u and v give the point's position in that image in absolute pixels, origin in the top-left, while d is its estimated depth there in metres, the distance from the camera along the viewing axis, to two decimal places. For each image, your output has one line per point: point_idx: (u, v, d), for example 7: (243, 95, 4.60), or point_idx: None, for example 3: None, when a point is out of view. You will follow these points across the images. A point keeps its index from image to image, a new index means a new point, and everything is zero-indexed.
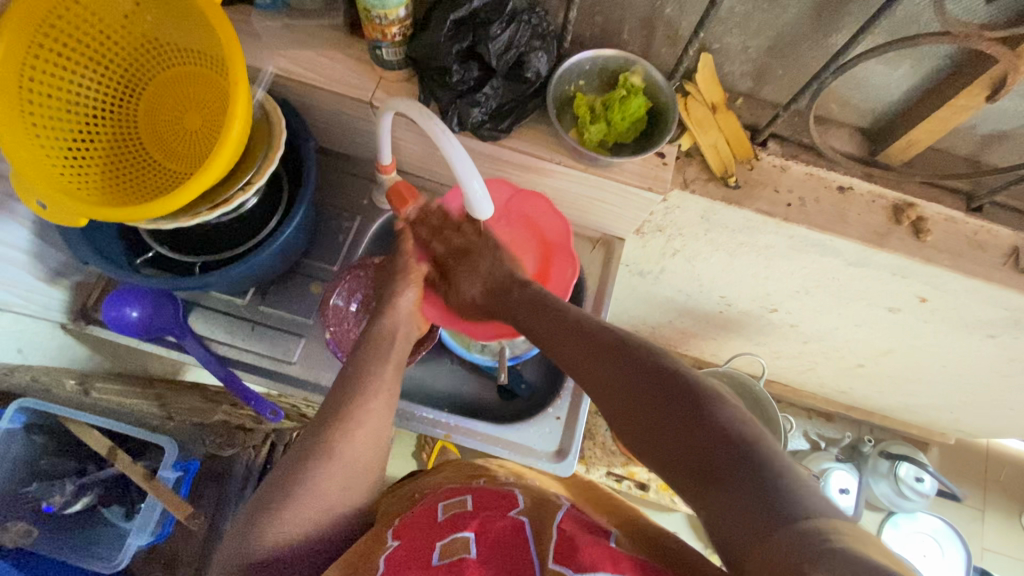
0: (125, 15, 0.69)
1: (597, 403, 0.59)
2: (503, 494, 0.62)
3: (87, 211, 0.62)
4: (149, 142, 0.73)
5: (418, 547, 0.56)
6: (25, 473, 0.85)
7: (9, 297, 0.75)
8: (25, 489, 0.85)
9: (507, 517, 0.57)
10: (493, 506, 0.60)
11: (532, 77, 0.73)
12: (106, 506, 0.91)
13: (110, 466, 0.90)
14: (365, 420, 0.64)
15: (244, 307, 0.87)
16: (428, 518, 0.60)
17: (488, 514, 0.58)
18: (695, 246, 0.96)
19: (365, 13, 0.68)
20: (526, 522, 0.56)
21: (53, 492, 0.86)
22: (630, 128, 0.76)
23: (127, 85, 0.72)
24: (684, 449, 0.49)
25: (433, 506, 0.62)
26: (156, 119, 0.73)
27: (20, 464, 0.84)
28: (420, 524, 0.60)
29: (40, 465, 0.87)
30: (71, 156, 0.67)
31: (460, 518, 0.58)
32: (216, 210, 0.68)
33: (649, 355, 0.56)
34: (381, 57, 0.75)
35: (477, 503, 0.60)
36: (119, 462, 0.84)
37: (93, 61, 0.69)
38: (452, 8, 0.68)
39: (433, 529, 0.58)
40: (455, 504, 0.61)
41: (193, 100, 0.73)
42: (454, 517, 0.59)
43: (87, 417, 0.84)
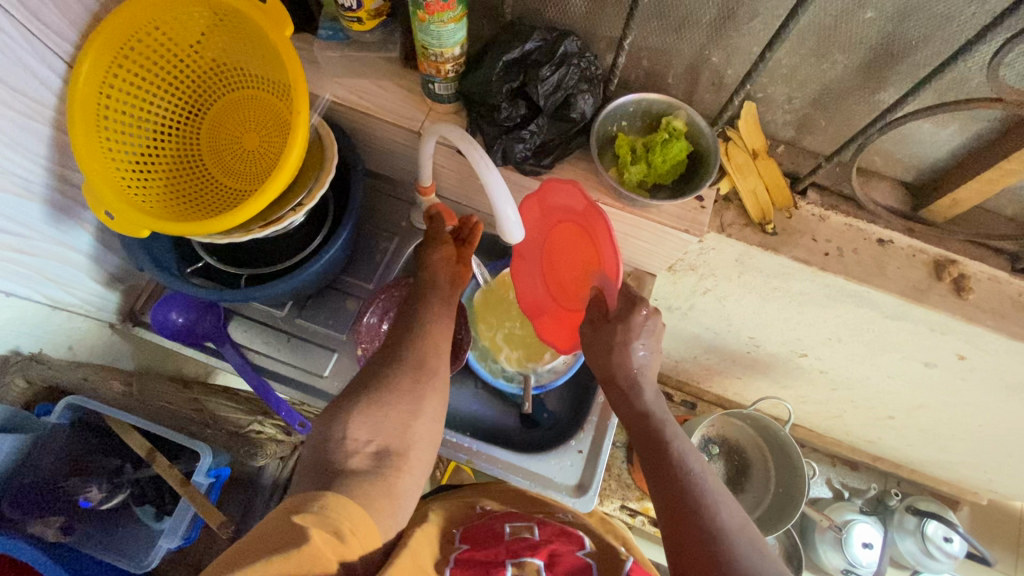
0: (198, 41, 0.74)
1: (665, 550, 0.60)
2: (566, 531, 0.71)
3: (151, 224, 0.66)
4: (207, 157, 0.77)
5: (486, 556, 0.64)
6: (64, 467, 0.86)
7: (66, 295, 0.80)
8: (63, 484, 0.85)
9: (576, 555, 0.66)
10: (563, 541, 0.68)
11: (576, 118, 0.75)
12: (139, 504, 0.93)
13: (146, 467, 0.93)
14: (424, 356, 0.69)
15: (282, 318, 0.90)
16: (494, 537, 0.69)
17: (556, 544, 0.67)
18: (727, 286, 0.96)
19: (421, 50, 0.71)
20: (594, 564, 0.65)
21: (91, 488, 0.88)
22: (670, 171, 0.77)
23: (194, 104, 0.76)
24: None
25: (498, 527, 0.71)
26: (215, 136, 0.77)
27: (62, 457, 0.86)
28: (486, 540, 0.68)
29: (80, 459, 0.88)
30: (137, 169, 0.71)
31: (529, 540, 0.67)
32: (267, 228, 0.71)
33: (730, 536, 0.57)
34: (434, 91, 0.78)
35: (544, 532, 0.70)
36: (157, 465, 0.89)
37: (165, 81, 0.73)
38: (505, 50, 0.72)
39: (501, 544, 0.66)
40: (522, 529, 0.70)
41: (252, 121, 0.77)
42: (521, 539, 0.67)
43: (129, 417, 0.89)
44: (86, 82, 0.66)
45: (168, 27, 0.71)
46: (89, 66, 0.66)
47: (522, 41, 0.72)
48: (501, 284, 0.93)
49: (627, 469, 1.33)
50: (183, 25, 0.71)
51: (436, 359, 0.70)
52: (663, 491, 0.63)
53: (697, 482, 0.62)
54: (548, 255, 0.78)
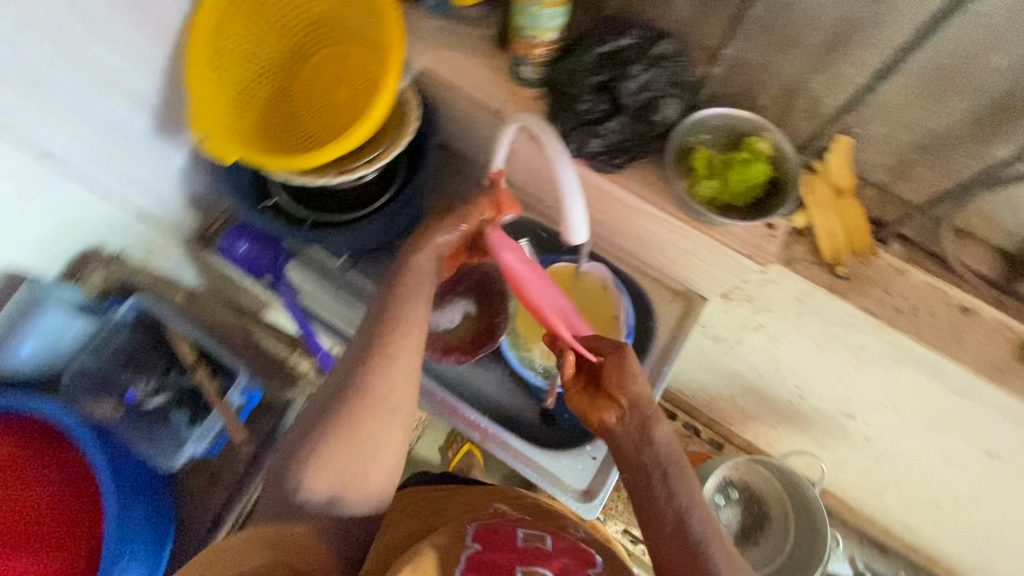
0: None
1: None
2: (579, 547, 0.67)
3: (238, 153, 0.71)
4: (297, 103, 0.81)
5: (499, 561, 0.60)
6: (122, 359, 0.94)
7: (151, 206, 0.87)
8: (118, 373, 0.94)
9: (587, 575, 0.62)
10: (572, 559, 0.63)
11: (658, 121, 0.74)
12: (177, 408, 0.96)
13: (189, 376, 0.97)
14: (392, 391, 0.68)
15: (336, 270, 0.93)
16: (507, 536, 0.65)
17: (566, 559, 0.63)
18: (782, 325, 0.91)
19: (517, 32, 0.74)
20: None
21: (140, 382, 0.95)
22: (746, 193, 0.75)
23: (295, 52, 0.81)
24: None
25: (511, 527, 0.68)
26: (308, 84, 0.81)
27: (121, 350, 0.94)
28: (499, 537, 0.65)
29: (136, 355, 0.95)
30: (235, 103, 0.76)
31: (540, 552, 0.63)
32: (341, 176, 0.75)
33: None
34: (521, 74, 0.79)
35: (557, 543, 0.65)
36: (199, 375, 0.96)
37: (275, 26, 0.78)
38: (599, 42, 0.73)
39: (513, 549, 0.62)
40: (535, 535, 0.66)
41: (344, 74, 0.80)
42: (534, 551, 0.63)
43: (180, 321, 0.94)
44: (207, 14, 0.72)
45: None
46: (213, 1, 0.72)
47: (618, 36, 0.72)
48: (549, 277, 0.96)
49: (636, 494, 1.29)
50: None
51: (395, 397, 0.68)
52: (666, 543, 0.59)
53: (704, 535, 0.58)
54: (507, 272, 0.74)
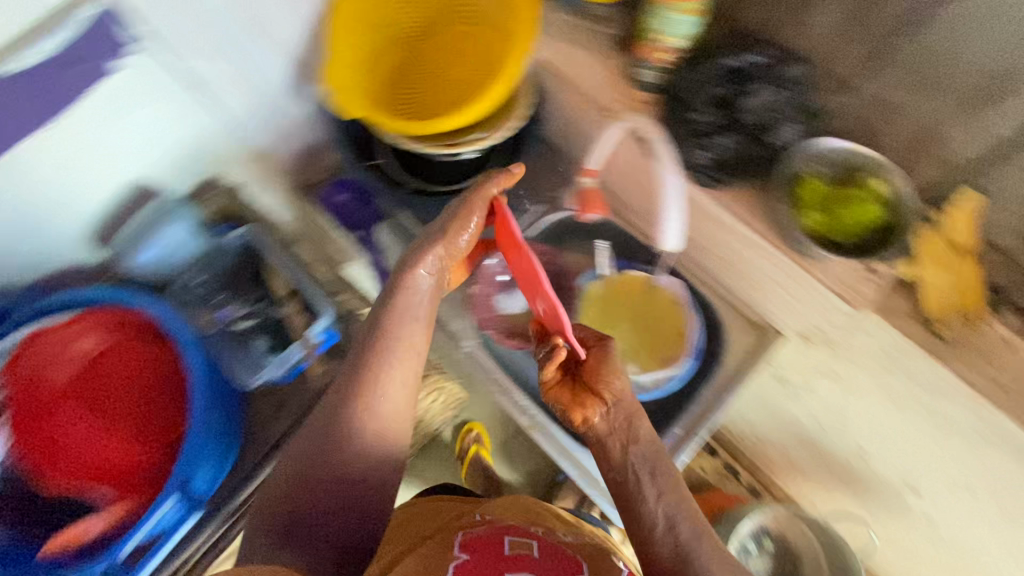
0: None
1: None
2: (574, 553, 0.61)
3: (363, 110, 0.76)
4: (416, 72, 0.85)
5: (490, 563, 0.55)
6: (219, 281, 0.91)
7: (271, 150, 0.93)
8: (214, 294, 0.90)
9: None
10: (560, 561, 0.57)
11: (771, 144, 0.73)
12: (260, 336, 0.89)
13: (278, 308, 0.91)
14: (393, 415, 0.62)
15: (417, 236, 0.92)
16: (493, 545, 0.59)
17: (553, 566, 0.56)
18: (859, 379, 0.87)
19: (643, 34, 0.75)
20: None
21: (231, 305, 0.90)
22: (854, 231, 0.72)
23: (423, 26, 0.85)
24: None
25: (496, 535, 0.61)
26: (430, 56, 0.85)
27: (221, 272, 0.91)
28: (485, 544, 0.59)
29: (234, 278, 0.92)
30: (365, 64, 0.81)
31: (525, 557, 0.56)
32: (452, 147, 0.80)
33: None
34: (637, 77, 0.79)
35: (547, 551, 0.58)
36: (289, 306, 0.90)
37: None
38: (727, 57, 0.73)
39: (500, 555, 0.57)
40: (522, 543, 0.59)
41: (466, 53, 0.84)
42: (520, 559, 0.56)
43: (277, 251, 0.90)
44: None
45: None
46: None
47: (747, 53, 0.72)
48: (621, 281, 0.97)
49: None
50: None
51: (384, 411, 0.61)
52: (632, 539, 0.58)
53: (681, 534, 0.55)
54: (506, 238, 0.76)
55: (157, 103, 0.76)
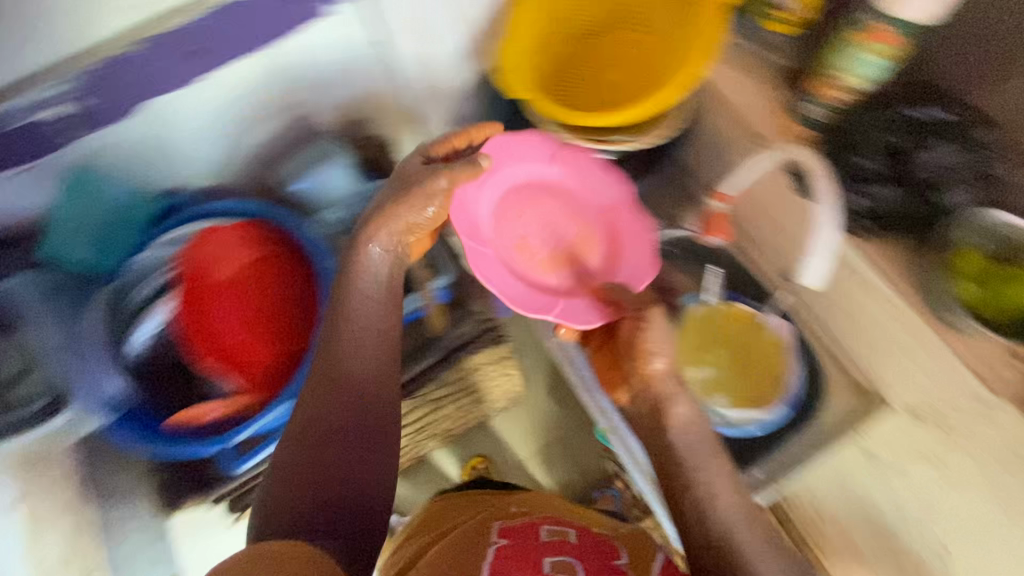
0: None
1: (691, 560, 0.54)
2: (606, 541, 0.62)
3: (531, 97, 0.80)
4: (578, 67, 0.88)
5: (523, 550, 0.58)
6: None
7: None
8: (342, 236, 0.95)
9: (611, 564, 0.57)
10: (594, 546, 0.60)
11: (935, 204, 0.71)
12: None
13: None
14: (386, 359, 0.63)
15: None
16: (531, 532, 0.61)
17: (591, 555, 0.58)
18: (967, 470, 0.83)
19: (820, 69, 0.74)
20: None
21: None
22: (1010, 310, 0.68)
23: (591, 24, 0.88)
24: None
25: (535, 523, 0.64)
26: (594, 54, 0.88)
27: None
28: (523, 531, 0.62)
29: None
30: (534, 53, 0.85)
31: (564, 544, 0.59)
32: (603, 144, 0.83)
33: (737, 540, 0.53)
34: (801, 110, 0.79)
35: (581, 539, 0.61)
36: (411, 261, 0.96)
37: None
38: (910, 109, 0.73)
39: (537, 542, 0.59)
40: (558, 531, 0.62)
41: (629, 56, 0.87)
42: (555, 543, 0.59)
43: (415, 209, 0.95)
44: None
45: None
46: None
47: (933, 109, 0.71)
48: (726, 313, 0.95)
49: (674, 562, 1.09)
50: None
51: (366, 382, 0.61)
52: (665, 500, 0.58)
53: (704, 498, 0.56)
54: (522, 201, 0.83)
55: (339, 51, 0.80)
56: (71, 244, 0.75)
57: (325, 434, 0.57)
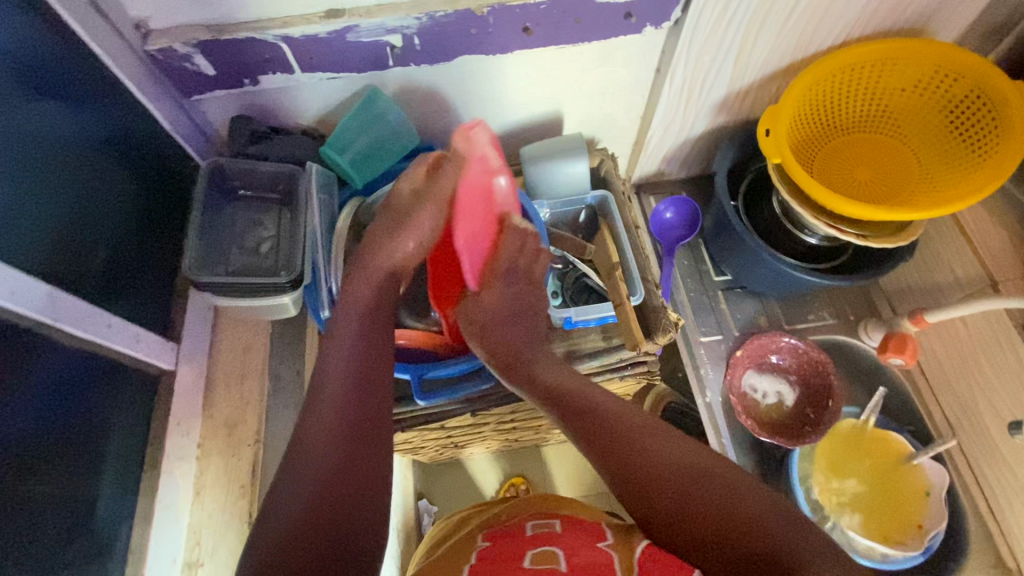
0: (905, 88, 0.85)
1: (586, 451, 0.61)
2: (596, 529, 0.61)
3: (792, 169, 0.80)
4: (823, 155, 0.90)
5: (505, 554, 0.57)
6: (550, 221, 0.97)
7: (652, 149, 1.02)
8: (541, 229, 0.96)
9: (597, 547, 0.56)
10: (582, 535, 0.59)
11: None
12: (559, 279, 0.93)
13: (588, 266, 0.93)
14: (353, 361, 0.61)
15: (718, 281, 1.05)
16: (518, 533, 0.61)
17: (579, 547, 0.56)
18: None
19: None
20: (617, 557, 0.54)
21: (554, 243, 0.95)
22: None
23: (847, 119, 0.90)
24: (686, 478, 0.55)
25: (522, 523, 0.63)
26: (842, 148, 0.91)
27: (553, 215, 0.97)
28: (509, 534, 0.61)
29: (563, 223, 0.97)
30: (795, 129, 0.87)
31: (549, 536, 0.58)
32: (847, 235, 0.82)
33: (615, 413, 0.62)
34: None
35: (569, 531, 0.60)
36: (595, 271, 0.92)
37: (856, 93, 0.87)
38: None
39: (521, 541, 0.59)
40: (545, 525, 0.62)
41: (879, 161, 0.89)
42: (542, 538, 0.59)
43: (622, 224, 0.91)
44: (839, 58, 0.82)
45: (903, 64, 0.82)
46: (851, 54, 0.81)
47: None
48: (876, 435, 0.92)
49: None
50: (939, 84, 0.82)
51: (348, 391, 0.58)
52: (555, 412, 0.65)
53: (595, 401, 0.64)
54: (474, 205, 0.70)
55: (617, 69, 0.84)
56: (342, 146, 0.82)
57: (323, 449, 0.54)
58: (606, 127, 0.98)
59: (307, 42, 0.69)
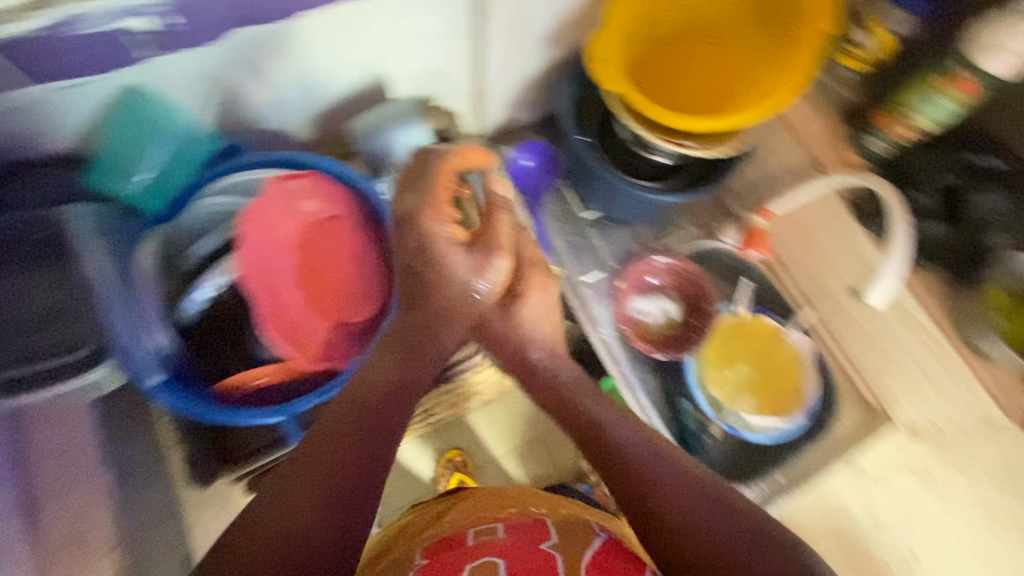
0: None
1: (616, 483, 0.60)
2: (537, 522, 0.61)
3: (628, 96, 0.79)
4: (658, 73, 0.90)
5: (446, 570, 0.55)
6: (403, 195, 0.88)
7: (493, 97, 0.96)
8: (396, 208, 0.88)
9: (538, 549, 0.56)
10: (524, 534, 0.58)
11: (977, 241, 0.90)
12: None
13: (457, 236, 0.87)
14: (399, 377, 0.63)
15: (585, 219, 1.04)
16: (458, 541, 0.59)
17: (520, 550, 0.56)
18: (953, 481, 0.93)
19: (895, 109, 0.87)
20: (559, 563, 0.54)
21: None
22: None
23: (672, 31, 0.90)
24: (717, 524, 0.55)
25: (462, 531, 0.61)
26: (674, 63, 0.91)
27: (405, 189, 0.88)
28: (449, 545, 0.59)
29: None
30: (625, 51, 0.85)
31: (491, 544, 0.57)
32: (688, 151, 0.84)
33: (645, 446, 0.61)
34: (870, 144, 0.94)
35: (512, 533, 0.59)
36: None
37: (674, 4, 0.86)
38: (970, 156, 0.91)
39: (462, 547, 0.58)
40: (485, 529, 0.60)
41: (707, 71, 0.90)
42: (484, 545, 0.57)
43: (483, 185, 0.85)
44: None
45: None
46: None
47: (987, 158, 0.90)
48: (753, 323, 0.98)
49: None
50: None
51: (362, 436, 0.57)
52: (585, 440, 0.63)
53: (621, 430, 0.62)
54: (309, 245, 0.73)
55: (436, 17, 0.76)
56: (118, 174, 0.69)
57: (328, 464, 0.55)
58: (440, 83, 0.90)
59: (20, 43, 0.53)
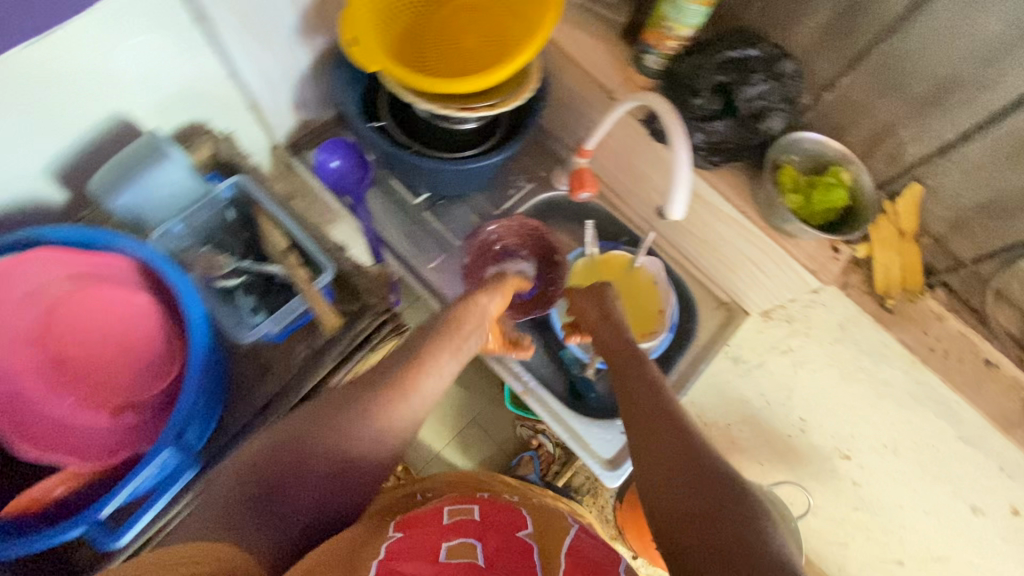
0: None
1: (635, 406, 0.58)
2: (511, 507, 0.57)
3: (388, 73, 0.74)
4: (428, 39, 0.85)
5: (423, 547, 0.50)
6: (197, 236, 0.81)
7: (270, 106, 0.89)
8: (193, 249, 0.81)
9: (517, 535, 0.52)
10: (504, 517, 0.55)
11: (761, 131, 0.90)
12: (247, 294, 0.81)
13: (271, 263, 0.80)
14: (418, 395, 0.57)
15: (413, 205, 1.01)
16: (434, 518, 0.55)
17: (500, 531, 0.52)
18: (813, 351, 0.98)
19: (658, 22, 0.87)
20: (538, 547, 0.51)
21: (217, 259, 0.80)
22: (822, 214, 0.90)
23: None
24: (712, 482, 0.48)
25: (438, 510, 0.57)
26: (443, 26, 0.86)
27: (196, 229, 0.80)
28: (424, 523, 0.54)
29: (213, 234, 0.82)
30: (379, 27, 0.80)
31: (469, 523, 0.53)
32: (470, 113, 0.80)
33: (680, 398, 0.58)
34: (644, 61, 0.93)
35: (490, 515, 0.55)
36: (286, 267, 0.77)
37: None
38: (730, 48, 0.88)
39: (438, 525, 0.53)
40: (462, 511, 0.56)
41: (478, 24, 0.86)
42: (460, 525, 0.53)
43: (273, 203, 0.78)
44: None
45: None
46: None
47: (748, 47, 0.87)
48: (603, 260, 1.00)
49: (613, 504, 1.08)
50: None
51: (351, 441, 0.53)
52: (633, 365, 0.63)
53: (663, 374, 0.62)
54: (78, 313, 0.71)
55: (143, 42, 0.67)
56: None
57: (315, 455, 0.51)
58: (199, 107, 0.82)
59: None
